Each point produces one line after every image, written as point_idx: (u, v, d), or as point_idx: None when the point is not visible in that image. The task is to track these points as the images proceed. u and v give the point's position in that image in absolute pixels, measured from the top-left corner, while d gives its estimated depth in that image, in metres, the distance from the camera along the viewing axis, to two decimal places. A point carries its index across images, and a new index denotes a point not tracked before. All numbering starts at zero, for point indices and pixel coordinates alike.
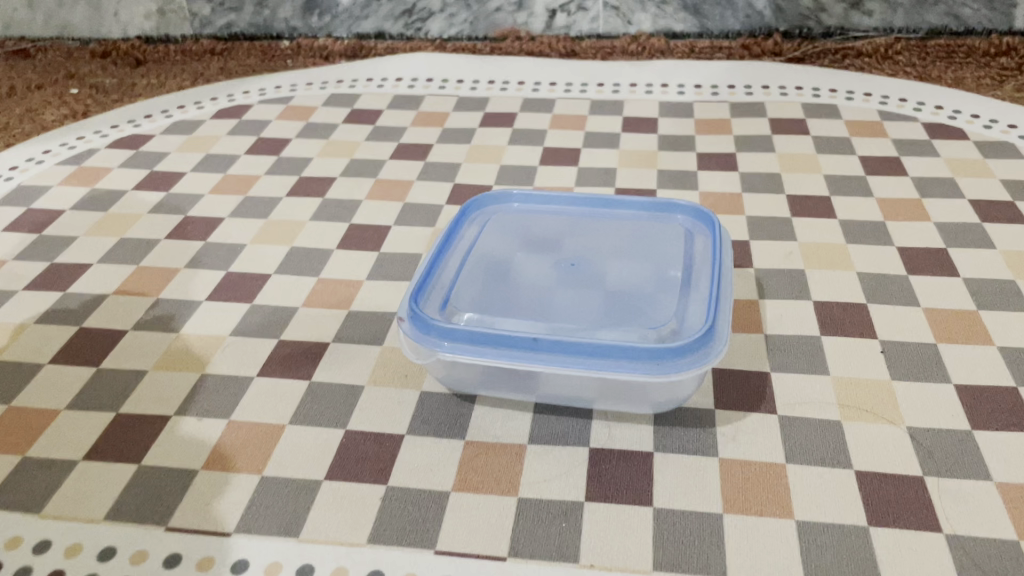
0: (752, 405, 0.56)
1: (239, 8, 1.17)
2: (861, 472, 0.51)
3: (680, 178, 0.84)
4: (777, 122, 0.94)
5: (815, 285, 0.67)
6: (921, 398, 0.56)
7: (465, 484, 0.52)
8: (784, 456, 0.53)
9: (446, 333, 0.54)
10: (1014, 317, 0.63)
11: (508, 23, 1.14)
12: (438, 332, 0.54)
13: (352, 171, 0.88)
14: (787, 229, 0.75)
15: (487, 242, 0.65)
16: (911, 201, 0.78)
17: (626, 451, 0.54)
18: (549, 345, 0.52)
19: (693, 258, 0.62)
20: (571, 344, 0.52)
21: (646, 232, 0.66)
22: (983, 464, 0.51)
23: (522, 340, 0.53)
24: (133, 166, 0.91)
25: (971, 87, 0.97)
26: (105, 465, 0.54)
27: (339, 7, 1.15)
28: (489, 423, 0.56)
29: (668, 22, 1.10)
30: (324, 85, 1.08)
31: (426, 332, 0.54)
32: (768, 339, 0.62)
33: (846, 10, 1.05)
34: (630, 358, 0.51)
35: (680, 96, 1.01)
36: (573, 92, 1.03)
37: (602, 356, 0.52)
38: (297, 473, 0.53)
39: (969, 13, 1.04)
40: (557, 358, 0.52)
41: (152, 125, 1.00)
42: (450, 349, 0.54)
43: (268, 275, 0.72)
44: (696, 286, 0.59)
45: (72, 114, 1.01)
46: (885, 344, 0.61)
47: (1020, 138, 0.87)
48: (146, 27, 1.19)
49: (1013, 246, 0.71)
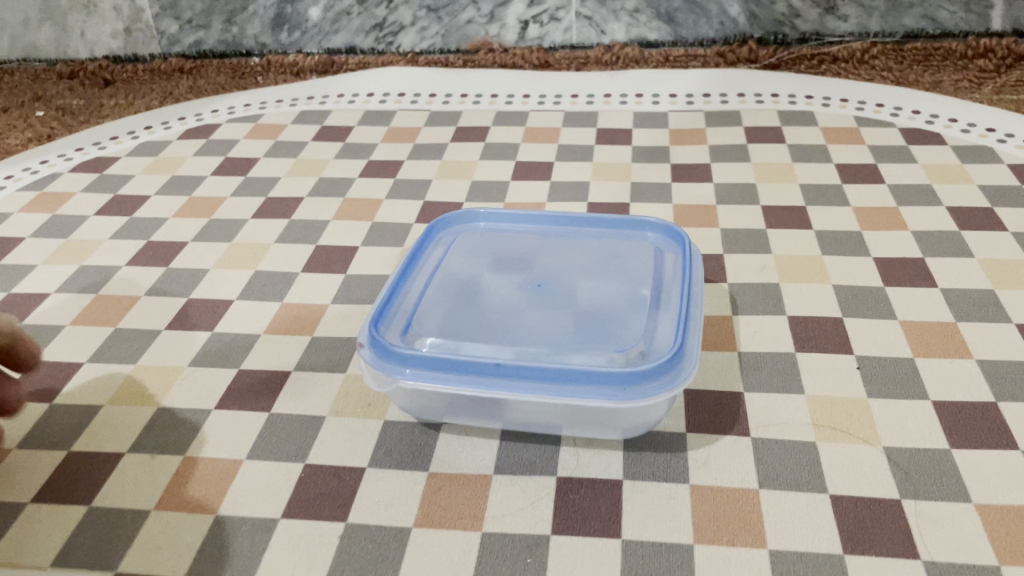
0: (724, 427, 0.55)
1: (207, 25, 1.15)
2: (837, 496, 0.50)
3: (654, 190, 0.83)
4: (752, 131, 0.92)
5: (790, 299, 0.66)
6: (898, 416, 0.55)
7: (427, 519, 0.50)
8: (757, 481, 0.51)
9: (407, 359, 0.52)
10: (993, 329, 0.61)
11: (480, 35, 1.12)
12: (399, 359, 0.52)
13: (320, 190, 0.86)
14: (762, 241, 0.73)
15: (453, 264, 0.63)
16: (888, 210, 0.76)
17: (594, 479, 0.52)
18: (513, 371, 0.51)
19: (663, 275, 0.61)
20: (536, 369, 0.50)
21: (615, 249, 0.64)
22: (962, 485, 0.50)
23: (486, 366, 0.51)
24: (96, 190, 0.89)
25: (948, 90, 0.96)
26: (54, 507, 0.52)
27: (309, 22, 1.14)
28: (454, 453, 0.54)
29: (642, 31, 1.09)
30: (295, 102, 1.06)
31: (386, 359, 0.52)
32: (742, 357, 0.61)
33: (821, 14, 1.04)
34: (596, 382, 0.50)
35: (655, 106, 0.99)
36: (547, 103, 1.02)
37: (568, 381, 0.50)
38: (253, 511, 0.51)
39: (945, 15, 1.02)
40: (520, 384, 0.51)
41: (117, 147, 0.98)
42: (411, 376, 0.52)
43: (230, 302, 0.70)
44: (665, 305, 0.57)
45: (36, 137, 0.99)
46: (861, 359, 0.60)
47: (998, 143, 0.85)
48: (113, 46, 1.18)
49: (992, 254, 0.69)
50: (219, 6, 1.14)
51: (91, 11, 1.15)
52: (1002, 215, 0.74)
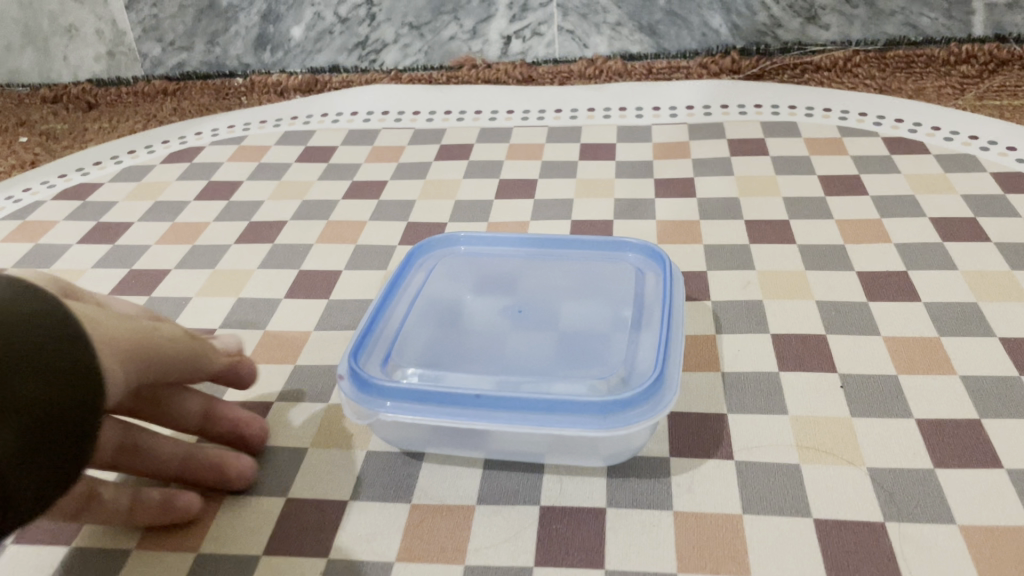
0: (707, 450, 0.55)
1: (190, 47, 1.15)
2: (821, 520, 0.50)
3: (638, 206, 0.83)
4: (736, 143, 0.92)
5: (772, 316, 0.66)
6: (882, 435, 0.55)
7: (410, 553, 0.50)
8: (741, 506, 0.51)
9: (387, 392, 0.52)
10: (977, 344, 0.61)
11: (462, 52, 1.13)
12: (379, 392, 0.52)
13: (303, 214, 0.86)
14: (745, 256, 0.73)
15: (434, 289, 0.63)
16: (872, 222, 0.76)
17: (577, 508, 0.52)
18: (492, 402, 0.50)
19: (645, 296, 0.60)
20: (515, 401, 0.50)
21: (596, 271, 0.64)
22: (946, 506, 0.50)
23: (466, 398, 0.51)
24: (79, 218, 0.89)
25: (931, 97, 0.96)
26: (34, 549, 0.52)
27: (291, 42, 1.13)
28: (437, 484, 0.54)
29: (624, 44, 1.09)
30: (279, 123, 1.06)
31: (366, 392, 0.52)
32: (725, 377, 0.60)
33: (803, 24, 1.04)
34: (576, 412, 0.50)
35: (639, 119, 0.99)
36: (531, 119, 1.02)
37: (547, 411, 0.50)
38: (236, 547, 0.51)
39: (927, 22, 1.02)
40: (500, 415, 0.50)
41: (101, 172, 0.98)
42: (391, 409, 0.52)
43: (213, 330, 0.69)
44: (647, 326, 0.57)
45: (20, 164, 0.99)
46: (845, 378, 0.59)
47: (982, 150, 0.85)
48: (96, 69, 1.18)
49: (975, 266, 0.69)
50: (201, 28, 1.13)
51: (73, 35, 1.15)
52: (985, 225, 0.74)
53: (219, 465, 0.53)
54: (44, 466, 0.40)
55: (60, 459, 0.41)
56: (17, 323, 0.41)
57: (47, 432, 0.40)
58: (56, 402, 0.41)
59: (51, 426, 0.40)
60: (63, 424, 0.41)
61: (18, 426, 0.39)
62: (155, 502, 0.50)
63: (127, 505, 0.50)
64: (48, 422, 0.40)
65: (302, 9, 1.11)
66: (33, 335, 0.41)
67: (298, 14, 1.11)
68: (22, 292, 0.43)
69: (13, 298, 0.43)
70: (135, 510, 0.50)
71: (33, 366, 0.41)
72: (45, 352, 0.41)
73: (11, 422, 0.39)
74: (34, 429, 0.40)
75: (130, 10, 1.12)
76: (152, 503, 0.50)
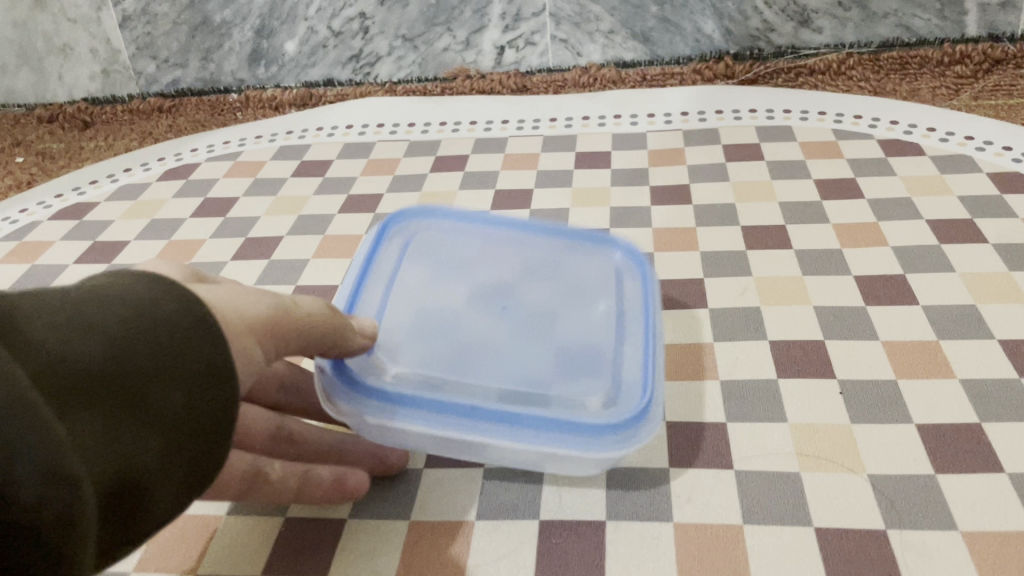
0: (704, 459, 0.54)
1: (184, 64, 1.16)
2: (822, 528, 0.49)
3: (634, 214, 0.82)
4: (731, 148, 0.92)
5: (771, 322, 0.66)
6: (881, 441, 0.54)
7: (409, 570, 0.50)
8: (741, 516, 0.51)
9: (370, 389, 0.51)
10: (976, 347, 0.61)
11: (456, 62, 1.13)
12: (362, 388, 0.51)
13: (299, 229, 0.86)
14: (742, 262, 0.73)
15: (412, 263, 0.62)
16: (869, 225, 0.76)
17: (576, 522, 0.52)
18: (482, 414, 0.50)
19: (622, 309, 0.59)
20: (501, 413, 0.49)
21: (569, 274, 0.63)
22: (948, 512, 0.49)
23: (453, 407, 0.50)
24: (76, 237, 0.89)
25: (926, 98, 0.96)
26: None
27: (284, 57, 1.14)
28: (436, 501, 0.54)
29: (618, 51, 1.10)
30: (274, 137, 1.05)
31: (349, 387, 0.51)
32: (724, 385, 0.60)
33: (796, 28, 1.04)
34: (568, 432, 0.49)
35: (634, 126, 0.99)
36: (526, 128, 1.01)
37: (540, 429, 0.49)
38: (234, 568, 0.51)
39: (920, 23, 1.02)
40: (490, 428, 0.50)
41: (97, 191, 0.98)
42: (371, 407, 0.51)
43: None
44: (632, 336, 0.57)
45: (16, 185, 0.99)
46: (843, 383, 0.59)
47: (978, 150, 0.85)
48: (91, 88, 1.19)
49: (972, 268, 0.69)
50: (195, 44, 1.14)
51: (67, 55, 1.15)
52: (982, 226, 0.74)
53: (381, 456, 0.55)
54: (180, 480, 0.38)
55: (199, 471, 0.39)
56: (155, 328, 0.38)
57: (184, 445, 0.38)
58: (192, 413, 0.38)
59: (187, 438, 0.38)
60: (199, 434, 0.39)
61: (156, 438, 0.37)
62: (329, 483, 0.51)
63: (296, 486, 0.50)
64: (183, 434, 0.38)
65: (295, 24, 1.11)
66: (172, 341, 0.38)
67: (291, 28, 1.11)
68: (159, 285, 0.40)
69: (153, 294, 0.39)
70: (303, 491, 0.50)
71: (171, 374, 0.38)
72: (183, 359, 0.38)
73: (148, 435, 0.37)
74: (171, 442, 0.38)
75: (124, 28, 1.13)
76: (323, 483, 0.51)
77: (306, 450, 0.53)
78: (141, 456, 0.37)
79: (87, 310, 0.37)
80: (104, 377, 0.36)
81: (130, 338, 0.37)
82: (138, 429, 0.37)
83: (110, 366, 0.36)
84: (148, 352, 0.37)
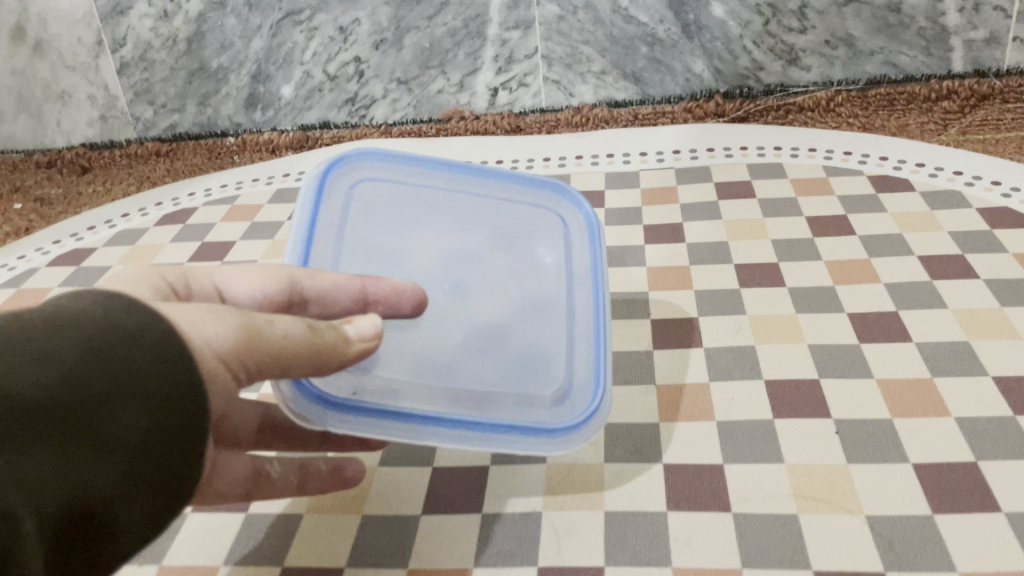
0: (701, 503, 0.54)
1: (181, 108, 1.17)
2: (822, 572, 0.49)
3: (628, 254, 0.83)
4: (724, 186, 0.93)
5: (766, 361, 0.66)
6: (878, 482, 0.54)
7: None
8: (741, 560, 0.50)
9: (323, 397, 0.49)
10: (971, 385, 0.61)
11: (451, 104, 1.15)
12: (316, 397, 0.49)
13: None
14: (736, 301, 0.74)
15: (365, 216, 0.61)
16: (860, 261, 0.77)
17: (575, 568, 0.51)
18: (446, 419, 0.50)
19: (570, 294, 0.62)
20: (463, 418, 0.51)
21: (516, 249, 0.64)
22: (947, 554, 0.49)
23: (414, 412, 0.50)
24: (74, 284, 0.89)
25: (914, 134, 0.97)
26: None
27: (281, 101, 1.16)
28: (433, 547, 0.54)
29: (610, 92, 1.12)
30: (270, 179, 1.06)
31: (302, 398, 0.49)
32: (720, 427, 0.60)
33: (784, 66, 1.06)
34: (531, 437, 0.52)
35: (627, 165, 1.00)
36: (520, 168, 1.02)
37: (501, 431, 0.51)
38: None
39: (907, 60, 1.04)
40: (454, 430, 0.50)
41: (94, 237, 0.98)
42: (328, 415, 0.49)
43: None
44: (579, 333, 0.60)
45: (15, 231, 1.01)
46: (839, 423, 0.59)
47: (967, 185, 0.86)
48: (90, 133, 1.20)
49: (964, 304, 0.70)
50: (192, 89, 1.15)
51: (66, 102, 1.17)
52: (973, 262, 0.75)
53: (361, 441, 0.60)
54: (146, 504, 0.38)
55: (167, 492, 0.39)
56: (112, 351, 0.37)
57: (147, 470, 0.38)
58: (153, 436, 0.38)
59: (150, 463, 0.38)
60: (163, 459, 0.38)
61: (118, 468, 0.36)
62: (324, 471, 0.57)
63: (297, 481, 0.56)
64: (147, 460, 0.37)
65: (291, 69, 1.12)
66: (131, 365, 0.37)
67: (288, 73, 1.13)
68: (117, 307, 0.38)
69: (111, 316, 0.38)
70: (304, 483, 0.56)
71: (130, 400, 0.37)
72: (142, 383, 0.37)
73: (109, 464, 0.36)
74: (133, 468, 0.37)
75: (122, 74, 1.14)
76: (319, 473, 0.57)
77: (294, 438, 0.60)
78: (102, 485, 0.36)
79: (39, 334, 0.36)
80: (60, 408, 0.35)
81: (86, 366, 0.36)
82: (98, 459, 0.36)
83: (64, 396, 0.35)
84: (104, 378, 0.36)
